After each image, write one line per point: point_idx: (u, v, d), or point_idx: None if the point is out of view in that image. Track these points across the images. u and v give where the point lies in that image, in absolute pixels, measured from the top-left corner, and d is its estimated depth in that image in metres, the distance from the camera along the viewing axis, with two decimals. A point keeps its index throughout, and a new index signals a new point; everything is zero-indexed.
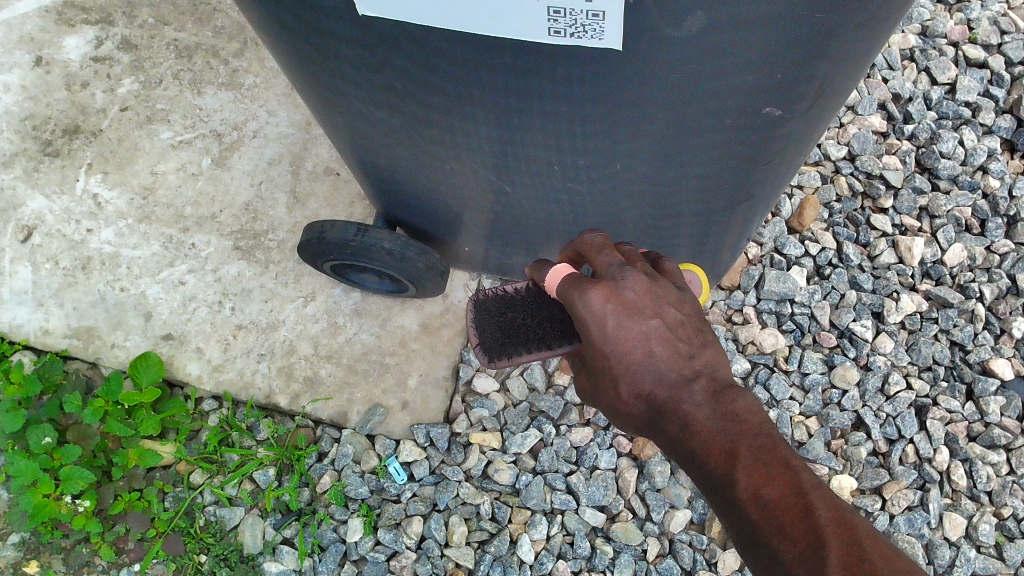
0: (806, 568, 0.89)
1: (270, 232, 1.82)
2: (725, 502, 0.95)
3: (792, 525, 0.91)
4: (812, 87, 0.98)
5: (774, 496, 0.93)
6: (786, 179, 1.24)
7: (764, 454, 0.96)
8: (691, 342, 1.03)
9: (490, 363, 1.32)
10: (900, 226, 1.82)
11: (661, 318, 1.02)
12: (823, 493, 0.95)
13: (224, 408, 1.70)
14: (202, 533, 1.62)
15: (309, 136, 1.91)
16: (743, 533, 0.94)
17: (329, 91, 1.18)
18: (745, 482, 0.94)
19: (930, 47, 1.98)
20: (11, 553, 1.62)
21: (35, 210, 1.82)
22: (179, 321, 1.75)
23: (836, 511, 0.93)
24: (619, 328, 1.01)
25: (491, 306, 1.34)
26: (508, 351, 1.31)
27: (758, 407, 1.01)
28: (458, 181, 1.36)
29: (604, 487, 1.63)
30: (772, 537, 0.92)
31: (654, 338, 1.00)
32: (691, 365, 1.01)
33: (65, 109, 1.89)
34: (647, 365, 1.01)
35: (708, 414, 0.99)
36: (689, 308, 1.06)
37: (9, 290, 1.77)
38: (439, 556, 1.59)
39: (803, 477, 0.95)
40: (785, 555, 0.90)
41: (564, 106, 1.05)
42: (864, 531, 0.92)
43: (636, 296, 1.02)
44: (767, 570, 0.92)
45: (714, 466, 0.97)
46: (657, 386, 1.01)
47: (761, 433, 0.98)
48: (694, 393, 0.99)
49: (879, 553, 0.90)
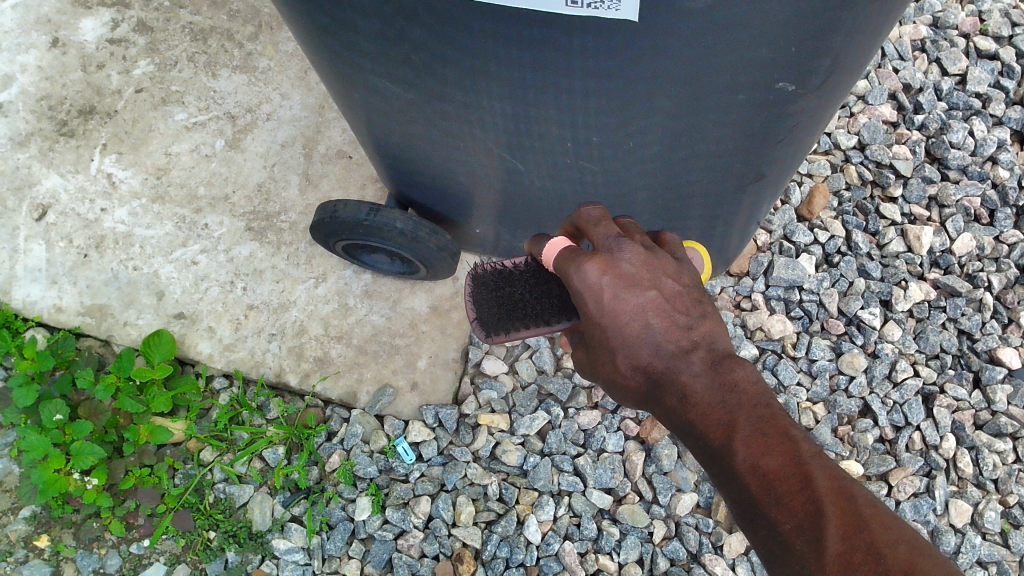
0: (805, 538, 0.89)
1: (282, 214, 1.84)
2: (724, 473, 0.95)
3: (791, 494, 0.91)
4: (827, 62, 0.98)
5: (772, 466, 0.92)
6: (797, 158, 1.25)
7: (762, 425, 0.96)
8: (689, 314, 1.03)
9: (488, 337, 1.36)
10: (910, 215, 1.83)
11: (658, 289, 1.02)
12: (822, 461, 0.94)
13: (235, 387, 1.72)
14: (212, 509, 1.63)
15: (322, 119, 1.92)
16: (742, 504, 0.94)
17: (347, 65, 1.19)
18: (744, 453, 0.94)
19: (941, 38, 1.99)
20: (22, 527, 1.63)
21: (50, 188, 1.83)
22: (191, 300, 1.77)
23: (836, 480, 0.92)
24: (616, 300, 1.01)
25: (489, 281, 1.34)
26: (506, 326, 1.34)
27: (756, 377, 1.01)
28: (471, 161, 1.37)
29: (611, 469, 1.64)
30: (771, 508, 0.91)
31: (651, 309, 1.01)
32: (689, 337, 1.02)
33: (80, 90, 1.91)
34: (644, 338, 1.01)
35: (706, 385, 1.00)
36: (688, 279, 1.07)
37: (22, 267, 1.78)
38: (446, 536, 1.59)
39: (802, 446, 0.95)
40: (784, 525, 0.90)
41: (579, 81, 1.05)
42: (863, 499, 0.91)
43: (633, 267, 1.02)
44: (767, 540, 0.92)
45: (713, 438, 0.97)
46: (654, 358, 1.01)
47: (759, 403, 0.98)
48: (692, 364, 1.01)
49: (878, 521, 0.90)
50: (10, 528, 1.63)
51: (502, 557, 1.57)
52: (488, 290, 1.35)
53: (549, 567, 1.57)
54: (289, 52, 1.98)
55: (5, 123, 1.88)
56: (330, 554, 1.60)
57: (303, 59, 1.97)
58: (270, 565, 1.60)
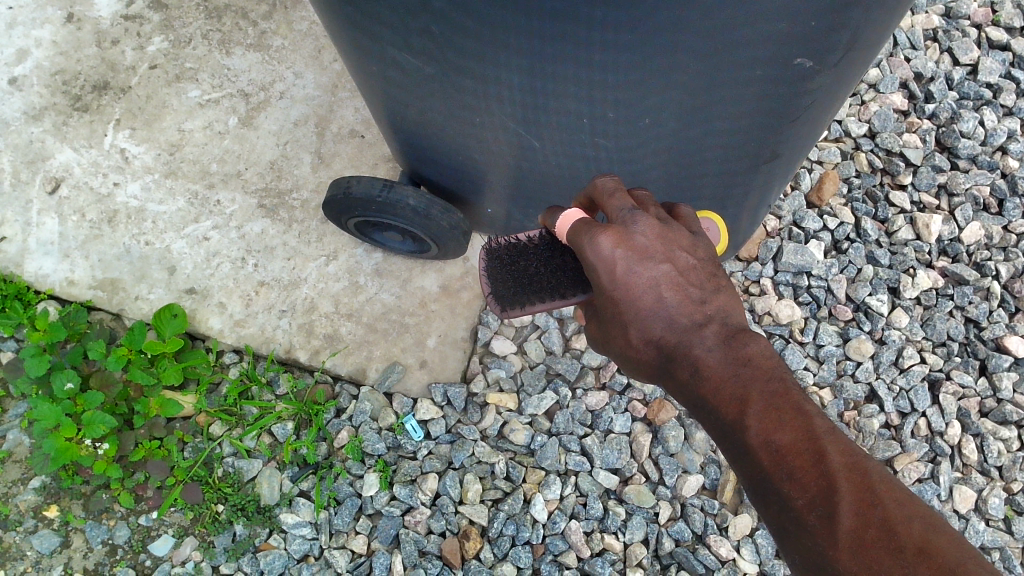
0: (817, 513, 0.90)
1: (294, 192, 1.85)
2: (736, 448, 0.95)
3: (803, 470, 0.91)
4: (845, 38, 0.99)
5: (785, 442, 0.93)
6: (812, 134, 1.26)
7: (775, 399, 0.96)
8: (702, 287, 1.03)
9: (503, 313, 1.37)
10: (918, 203, 1.85)
11: (672, 262, 1.02)
12: (835, 435, 0.94)
13: (245, 361, 1.73)
14: (220, 483, 1.64)
15: (334, 99, 1.93)
16: (755, 479, 0.95)
17: (366, 36, 1.18)
18: (756, 428, 0.94)
19: (953, 28, 2.00)
20: (32, 497, 1.64)
21: (63, 162, 1.84)
22: (202, 276, 1.78)
23: (849, 454, 0.92)
24: (630, 273, 1.01)
25: (503, 256, 1.35)
26: (521, 301, 1.35)
27: (770, 351, 1.01)
28: (486, 137, 1.37)
29: (618, 450, 1.65)
30: (783, 484, 0.92)
31: (665, 283, 1.01)
32: (703, 311, 1.02)
33: (95, 66, 1.92)
34: (657, 311, 1.01)
35: (719, 359, 1.00)
36: (702, 253, 1.06)
37: (35, 240, 1.79)
38: (453, 513, 1.60)
39: (815, 420, 0.95)
40: (796, 500, 0.91)
41: (598, 57, 1.05)
42: (877, 474, 0.91)
43: (647, 241, 1.02)
44: (779, 515, 0.93)
45: (725, 413, 0.97)
46: (667, 332, 1.02)
47: (773, 377, 0.98)
48: (704, 338, 1.01)
49: (892, 496, 0.90)
50: (21, 498, 1.64)
51: (509, 535, 1.58)
52: (502, 264, 1.36)
53: (555, 545, 1.58)
54: (302, 31, 1.99)
55: (19, 97, 1.89)
56: (337, 529, 1.60)
57: (317, 38, 1.98)
58: (278, 539, 1.60)
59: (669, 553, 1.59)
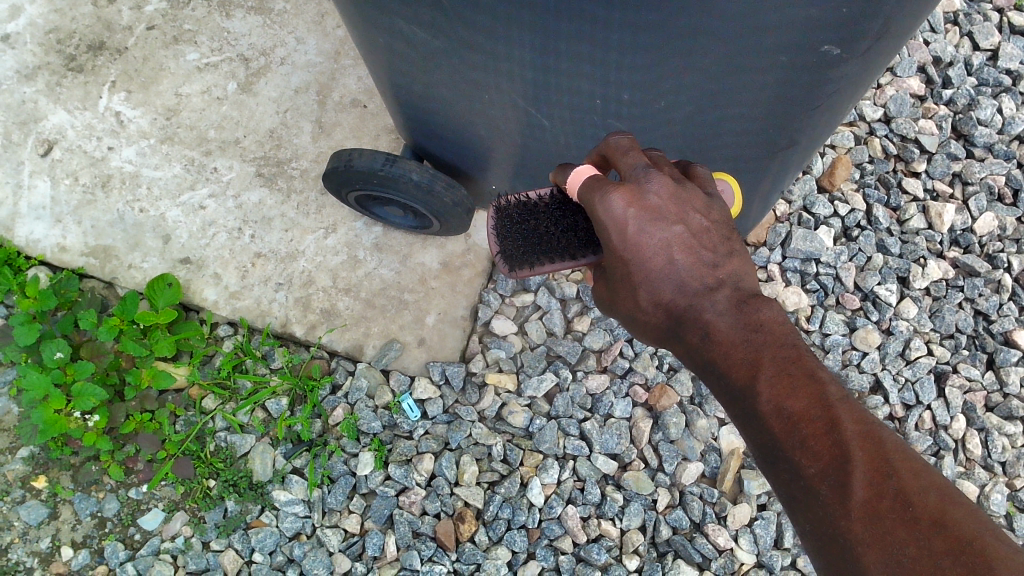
0: (829, 482, 0.84)
1: (293, 161, 1.80)
2: (747, 413, 0.91)
3: (815, 438, 0.87)
4: (876, 27, 0.94)
5: (797, 408, 0.89)
6: (832, 123, 1.22)
7: (787, 366, 0.92)
8: (716, 251, 0.99)
9: (512, 272, 1.33)
10: (932, 191, 1.81)
11: (684, 224, 0.98)
12: (850, 404, 0.89)
13: (239, 334, 1.69)
14: (212, 458, 1.60)
15: (337, 66, 1.89)
16: (766, 446, 0.90)
17: (374, 10, 1.13)
18: (767, 394, 0.90)
19: (975, 12, 1.96)
20: (20, 467, 1.61)
21: (57, 124, 1.80)
22: (198, 245, 1.74)
23: (863, 423, 0.87)
24: (641, 234, 0.97)
25: (514, 214, 1.31)
26: (529, 261, 1.31)
27: (784, 318, 0.97)
28: (494, 114, 1.32)
29: (618, 435, 1.62)
30: (794, 452, 0.87)
31: (676, 245, 0.97)
32: (714, 275, 0.98)
33: (90, 25, 1.87)
34: (668, 274, 0.98)
35: (730, 324, 0.96)
36: (717, 215, 1.02)
37: (26, 204, 1.74)
38: (448, 494, 1.57)
39: (829, 388, 0.90)
40: (808, 469, 0.86)
41: (618, 36, 1.00)
42: (892, 443, 0.86)
43: (660, 201, 0.97)
44: (789, 484, 0.88)
45: (736, 378, 0.93)
46: (677, 295, 0.98)
47: (786, 344, 0.94)
48: (716, 302, 0.97)
49: (908, 466, 0.84)
50: (8, 467, 1.61)
51: (504, 518, 1.56)
52: (512, 223, 1.32)
53: (550, 530, 1.55)
54: None
55: (11, 55, 1.83)
56: (331, 507, 1.57)
57: (320, 3, 1.93)
58: (270, 517, 1.57)
59: (665, 540, 1.56)
